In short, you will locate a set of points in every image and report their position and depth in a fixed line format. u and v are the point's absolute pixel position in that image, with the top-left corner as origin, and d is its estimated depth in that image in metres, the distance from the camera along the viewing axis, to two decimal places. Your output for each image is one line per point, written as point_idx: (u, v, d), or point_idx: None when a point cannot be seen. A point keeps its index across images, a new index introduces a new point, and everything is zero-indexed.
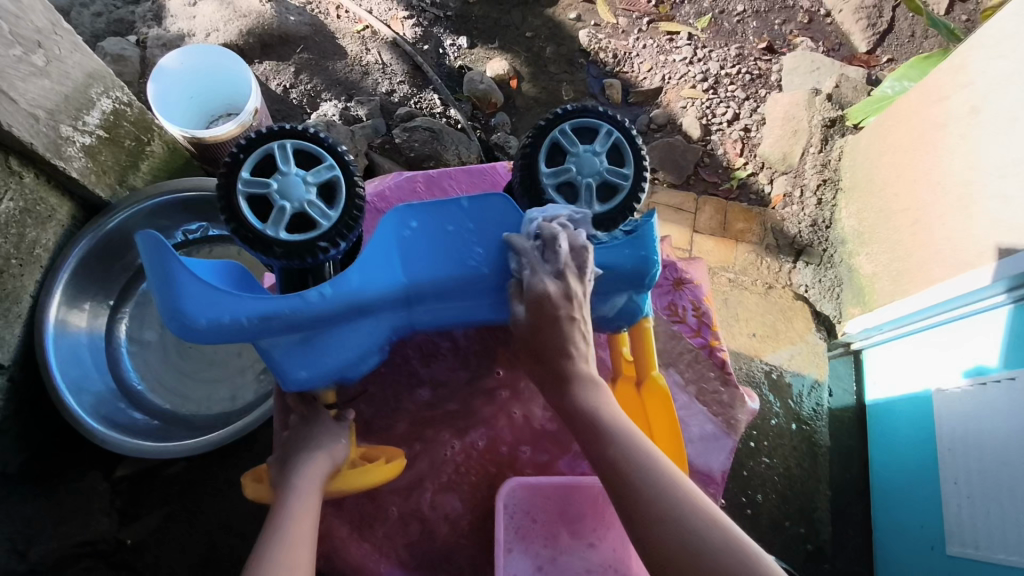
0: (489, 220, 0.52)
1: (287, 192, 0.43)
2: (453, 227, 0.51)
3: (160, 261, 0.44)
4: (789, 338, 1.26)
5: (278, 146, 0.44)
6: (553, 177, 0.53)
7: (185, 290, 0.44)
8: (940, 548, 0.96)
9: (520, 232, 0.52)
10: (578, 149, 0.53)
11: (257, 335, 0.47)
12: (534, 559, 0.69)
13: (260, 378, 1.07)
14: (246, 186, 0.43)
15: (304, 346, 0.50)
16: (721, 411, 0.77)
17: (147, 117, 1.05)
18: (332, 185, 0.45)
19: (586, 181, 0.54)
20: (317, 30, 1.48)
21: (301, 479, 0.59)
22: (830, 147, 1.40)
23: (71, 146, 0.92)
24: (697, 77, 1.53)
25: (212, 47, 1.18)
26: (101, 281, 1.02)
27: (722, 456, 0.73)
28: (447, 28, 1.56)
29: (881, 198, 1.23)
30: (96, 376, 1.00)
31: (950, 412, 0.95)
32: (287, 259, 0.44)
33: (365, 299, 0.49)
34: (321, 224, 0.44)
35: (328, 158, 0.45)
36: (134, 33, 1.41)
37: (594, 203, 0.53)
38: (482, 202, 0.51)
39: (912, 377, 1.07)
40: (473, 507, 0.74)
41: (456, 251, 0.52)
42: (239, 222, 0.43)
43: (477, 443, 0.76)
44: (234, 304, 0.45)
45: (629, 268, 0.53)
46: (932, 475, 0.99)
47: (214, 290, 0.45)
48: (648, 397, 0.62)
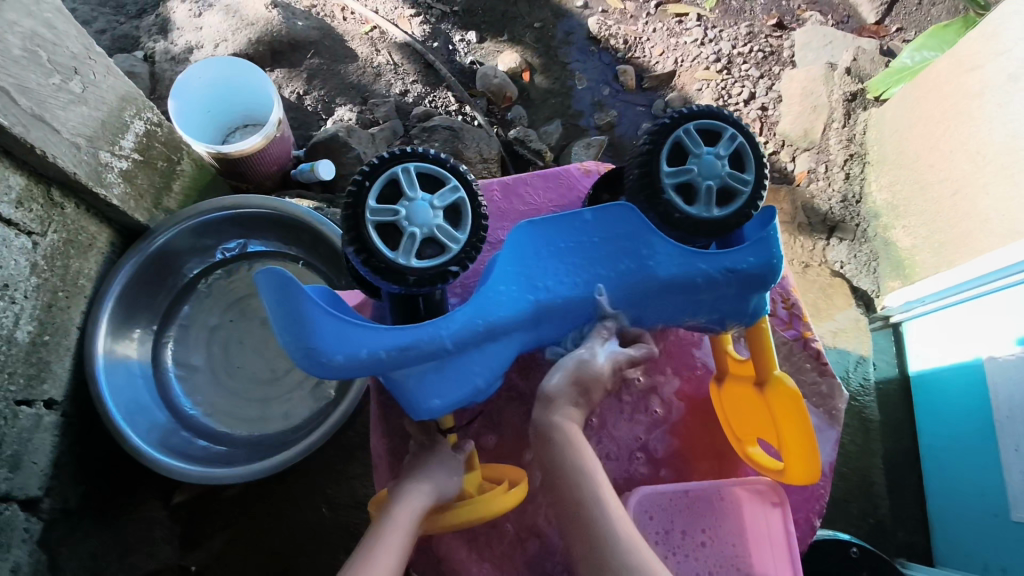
0: (613, 231, 0.51)
1: (415, 218, 0.43)
2: (576, 242, 0.52)
3: (290, 301, 0.46)
4: (831, 314, 1.28)
5: (401, 170, 0.44)
6: (673, 178, 0.48)
7: (317, 327, 0.47)
8: (1003, 516, 0.97)
9: (645, 243, 0.51)
10: (701, 148, 0.47)
11: (392, 368, 0.49)
12: None
13: (316, 393, 1.04)
14: (375, 216, 0.43)
15: (433, 375, 0.50)
16: (822, 402, 0.72)
17: (176, 136, 1.02)
18: (456, 207, 0.45)
19: (706, 184, 0.48)
20: (326, 33, 1.43)
21: (400, 511, 0.57)
22: (854, 122, 1.40)
23: (110, 173, 0.89)
24: (710, 58, 1.51)
25: (189, 71, 1.11)
26: (147, 306, 1.00)
27: (827, 448, 0.70)
28: (455, 24, 1.53)
29: (915, 171, 1.23)
30: (150, 404, 0.97)
31: (1006, 379, 0.97)
32: (419, 286, 0.44)
33: (496, 323, 0.50)
34: (451, 247, 0.44)
35: (451, 179, 0.45)
36: (141, 48, 1.36)
37: (713, 209, 0.48)
38: (607, 213, 0.51)
39: (959, 346, 1.08)
40: None
41: (581, 267, 0.52)
42: (371, 252, 0.43)
43: None
44: (367, 339, 0.48)
45: (755, 271, 0.51)
46: (991, 443, 1.00)
47: (348, 327, 0.47)
48: (774, 398, 0.58)
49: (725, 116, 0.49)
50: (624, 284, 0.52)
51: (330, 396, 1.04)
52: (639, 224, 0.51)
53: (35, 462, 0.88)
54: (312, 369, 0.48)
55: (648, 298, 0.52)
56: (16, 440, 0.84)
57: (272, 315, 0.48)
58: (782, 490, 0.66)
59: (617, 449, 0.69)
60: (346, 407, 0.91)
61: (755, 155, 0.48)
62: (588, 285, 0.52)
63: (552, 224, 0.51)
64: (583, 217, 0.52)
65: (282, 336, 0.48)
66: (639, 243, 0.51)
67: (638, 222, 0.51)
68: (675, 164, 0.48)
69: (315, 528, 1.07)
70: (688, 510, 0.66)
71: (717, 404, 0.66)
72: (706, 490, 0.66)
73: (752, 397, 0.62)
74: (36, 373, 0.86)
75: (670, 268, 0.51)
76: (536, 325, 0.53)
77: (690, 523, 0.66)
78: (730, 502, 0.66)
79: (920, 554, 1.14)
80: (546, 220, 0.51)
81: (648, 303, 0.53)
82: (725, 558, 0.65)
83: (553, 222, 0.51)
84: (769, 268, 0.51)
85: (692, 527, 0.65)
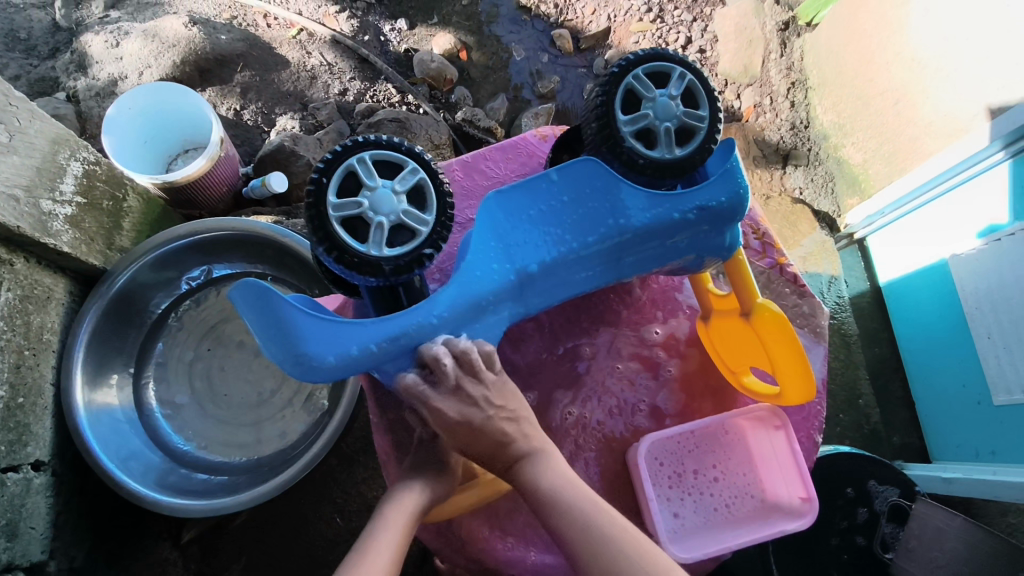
0: (582, 186, 0.51)
1: (380, 207, 0.42)
2: (548, 203, 0.51)
3: (271, 310, 0.46)
4: (798, 240, 1.31)
5: (357, 161, 0.43)
6: (632, 125, 0.48)
7: (303, 332, 0.46)
8: (988, 403, 1.02)
9: (613, 196, 0.51)
10: (654, 92, 0.48)
11: (387, 361, 0.49)
12: (670, 507, 0.67)
13: (308, 407, 1.03)
14: (339, 211, 0.42)
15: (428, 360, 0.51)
16: (806, 322, 0.74)
17: (117, 172, 0.98)
18: (420, 189, 0.44)
19: (664, 127, 0.48)
20: (252, 43, 1.38)
21: (392, 510, 0.56)
22: (791, 50, 1.43)
23: (55, 221, 0.86)
24: (642, 9, 1.51)
25: (111, 113, 1.06)
26: (119, 349, 0.97)
27: (818, 365, 0.71)
28: (382, 14, 1.49)
29: (854, 89, 1.25)
30: (140, 446, 0.95)
31: (970, 273, 1.03)
32: (396, 275, 0.43)
33: (481, 297, 0.50)
34: (421, 230, 0.43)
35: (410, 162, 0.44)
36: (61, 89, 1.30)
37: (674, 149, 0.48)
38: (573, 170, 0.51)
39: (923, 249, 1.13)
40: (600, 475, 0.69)
41: (556, 227, 0.51)
42: (341, 248, 0.42)
43: None
44: (355, 337, 0.47)
45: (723, 204, 0.51)
46: (964, 336, 1.06)
47: (335, 327, 0.47)
48: (759, 323, 0.60)
49: (672, 56, 0.49)
50: (601, 237, 0.52)
51: (323, 406, 1.03)
52: (607, 176, 0.51)
53: (33, 527, 0.85)
54: (304, 376, 0.48)
55: (626, 248, 0.53)
56: (10, 508, 0.81)
57: (252, 329, 0.47)
58: (782, 412, 0.66)
59: (618, 401, 0.70)
60: (341, 414, 0.90)
61: (706, 91, 0.49)
62: (565, 246, 0.52)
63: (519, 190, 0.51)
64: (549, 177, 0.51)
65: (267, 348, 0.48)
66: (609, 193, 0.51)
67: (605, 174, 0.51)
68: (631, 112, 0.49)
69: (330, 539, 1.07)
70: (696, 449, 0.68)
71: (708, 341, 0.68)
72: (710, 428, 0.67)
73: (740, 328, 0.64)
74: (18, 438, 0.83)
75: (644, 212, 0.51)
76: (521, 294, 0.53)
77: (699, 463, 0.68)
78: (736, 434, 0.68)
79: (916, 454, 1.19)
80: (512, 186, 0.51)
81: (626, 253, 0.53)
82: (738, 489, 0.68)
83: (521, 188, 0.51)
84: (737, 199, 0.51)
85: (703, 467, 0.68)
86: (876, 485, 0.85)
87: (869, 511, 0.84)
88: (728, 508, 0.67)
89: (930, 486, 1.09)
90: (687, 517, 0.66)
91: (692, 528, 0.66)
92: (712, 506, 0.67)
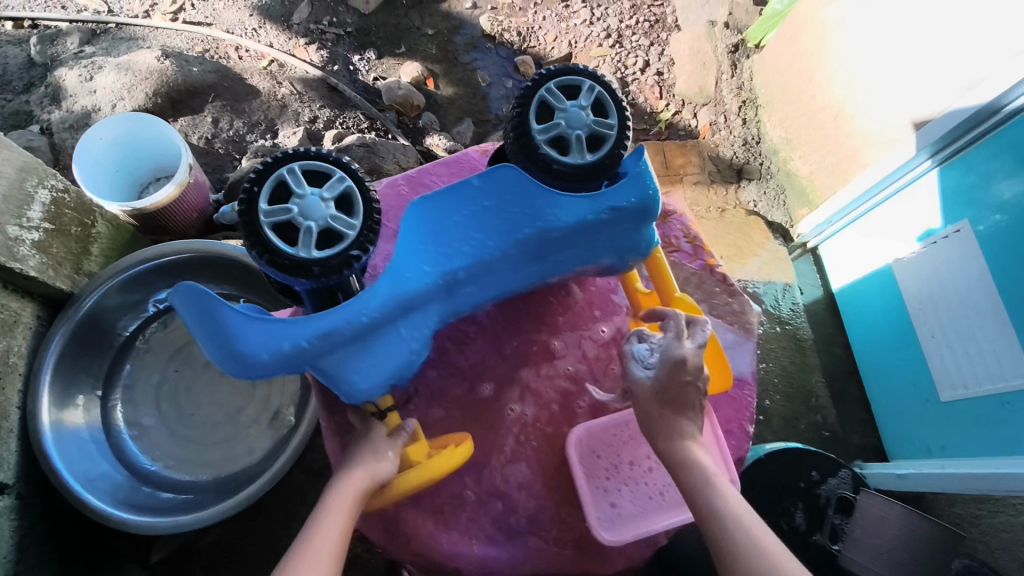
0: (502, 192, 0.55)
1: (310, 213, 0.46)
2: (472, 208, 0.55)
3: (210, 312, 0.50)
4: (752, 251, 1.33)
5: (288, 171, 0.47)
6: (545, 133, 0.52)
7: (239, 331, 0.50)
8: (935, 399, 1.07)
9: (533, 202, 0.55)
10: (565, 103, 0.52)
11: (320, 356, 0.52)
12: (607, 497, 0.72)
13: (274, 423, 1.05)
14: (270, 217, 0.45)
15: (361, 356, 0.54)
16: (737, 319, 0.78)
17: (86, 199, 1.01)
18: (347, 197, 0.48)
19: (576, 134, 0.52)
20: (223, 75, 1.42)
21: (334, 496, 0.60)
22: (740, 71, 1.51)
23: (22, 246, 0.89)
24: (601, 35, 1.60)
25: (82, 142, 1.09)
26: (86, 371, 0.99)
27: (747, 358, 0.76)
28: (351, 45, 1.55)
29: (798, 106, 1.32)
30: (107, 467, 0.96)
31: (912, 277, 1.07)
32: (325, 276, 0.47)
33: (409, 296, 0.54)
34: (349, 234, 0.47)
35: (337, 171, 0.48)
36: (35, 122, 1.32)
37: (585, 154, 0.53)
38: (493, 176, 0.55)
39: (868, 255, 1.18)
40: (542, 468, 0.73)
41: (480, 231, 0.56)
42: (272, 252, 0.45)
43: (527, 413, 0.75)
44: (286, 334, 0.50)
45: (635, 204, 0.56)
46: (911, 337, 1.10)
47: (269, 326, 0.50)
48: (674, 315, 0.69)
49: (581, 70, 0.54)
50: (522, 238, 0.56)
51: (290, 422, 1.05)
52: (526, 183, 0.55)
53: None
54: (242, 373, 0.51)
55: (544, 249, 0.57)
56: None
57: (193, 330, 0.51)
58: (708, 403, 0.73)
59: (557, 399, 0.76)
60: (305, 427, 0.93)
61: (614, 102, 0.53)
62: (488, 249, 0.56)
63: (444, 196, 0.55)
64: (472, 183, 0.55)
65: (209, 346, 0.52)
66: (528, 198, 0.55)
67: (523, 180, 0.55)
68: (545, 122, 0.53)
69: None
70: (630, 441, 0.74)
71: (640, 335, 0.75)
72: None
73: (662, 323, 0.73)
74: None
75: (563, 215, 0.56)
76: (448, 292, 0.57)
77: (634, 454, 0.73)
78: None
79: (874, 453, 1.22)
80: (438, 193, 0.55)
81: (545, 254, 0.58)
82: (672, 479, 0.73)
83: (446, 194, 0.55)
84: (649, 200, 0.56)
85: (637, 458, 0.73)
86: (835, 478, 0.88)
87: (817, 504, 0.87)
88: (664, 495, 0.72)
89: (886, 484, 1.12)
90: (625, 504, 0.72)
91: (627, 516, 0.71)
92: (649, 494, 0.72)
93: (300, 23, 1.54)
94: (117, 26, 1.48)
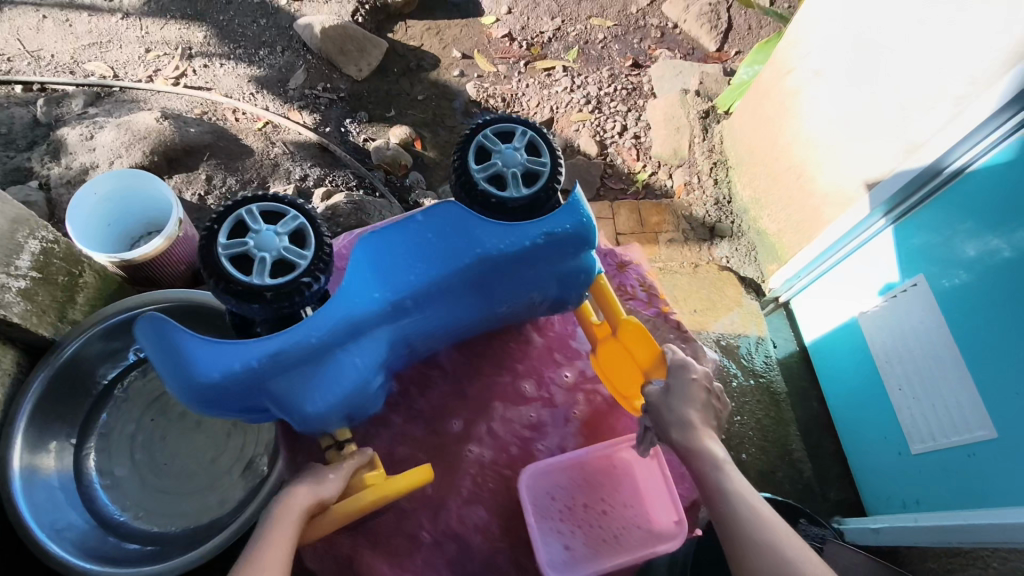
0: (440, 227, 0.67)
1: (263, 245, 0.55)
2: (416, 241, 0.66)
3: (170, 338, 0.59)
4: (726, 306, 1.36)
5: (245, 212, 0.57)
6: (483, 171, 0.65)
7: (195, 354, 0.59)
8: (906, 452, 1.08)
9: (472, 232, 0.67)
10: (501, 147, 0.66)
11: (270, 374, 0.61)
12: (563, 539, 0.79)
13: (247, 474, 1.04)
14: (228, 250, 0.55)
15: (311, 375, 0.64)
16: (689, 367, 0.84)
17: (75, 250, 1.05)
18: (299, 232, 0.58)
19: (512, 171, 0.65)
20: (219, 135, 1.49)
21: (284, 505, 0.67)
22: (711, 135, 1.59)
23: (7, 293, 0.92)
24: (581, 102, 1.70)
25: (77, 197, 1.14)
26: (62, 416, 1.00)
27: None
28: (344, 109, 1.63)
29: (764, 168, 1.39)
30: (76, 516, 0.96)
31: (877, 330, 1.10)
32: (278, 299, 0.55)
33: (357, 319, 0.64)
34: (299, 263, 0.56)
35: (291, 211, 0.58)
36: (34, 177, 1.37)
37: (521, 188, 0.66)
38: (434, 214, 0.67)
39: (836, 309, 1.22)
40: (496, 512, 0.84)
41: (423, 261, 0.66)
42: (229, 280, 0.54)
43: (483, 456, 0.86)
44: (237, 355, 0.59)
45: (569, 230, 0.69)
46: (879, 389, 1.13)
47: (222, 348, 0.59)
48: (626, 335, 0.79)
49: (516, 119, 0.68)
50: (460, 266, 0.67)
51: (263, 472, 1.05)
52: (463, 218, 0.67)
53: None
54: (196, 393, 0.60)
55: (480, 276, 0.69)
56: None
57: (155, 356, 0.60)
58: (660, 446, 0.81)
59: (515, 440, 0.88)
60: (273, 477, 0.92)
61: (545, 145, 0.67)
62: (429, 277, 0.67)
63: (391, 232, 0.66)
64: (415, 220, 0.66)
65: (168, 370, 0.61)
66: (464, 230, 0.67)
67: (460, 214, 0.67)
68: (485, 164, 0.66)
69: None
70: (586, 486, 0.81)
71: (604, 371, 0.85)
72: (600, 465, 0.81)
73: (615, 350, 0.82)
74: None
75: (496, 244, 0.67)
76: (393, 317, 0.68)
77: (590, 497, 0.81)
78: (623, 468, 0.82)
79: (852, 509, 1.21)
80: (384, 230, 0.66)
81: (479, 282, 0.70)
82: (625, 522, 0.80)
83: (392, 230, 0.66)
84: (581, 225, 0.69)
85: (593, 502, 0.81)
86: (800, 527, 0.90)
87: None
88: (618, 537, 0.79)
89: (863, 539, 1.11)
90: (577, 547, 0.78)
91: (582, 557, 0.77)
92: (603, 536, 0.79)
93: (296, 88, 1.64)
94: (120, 89, 1.56)
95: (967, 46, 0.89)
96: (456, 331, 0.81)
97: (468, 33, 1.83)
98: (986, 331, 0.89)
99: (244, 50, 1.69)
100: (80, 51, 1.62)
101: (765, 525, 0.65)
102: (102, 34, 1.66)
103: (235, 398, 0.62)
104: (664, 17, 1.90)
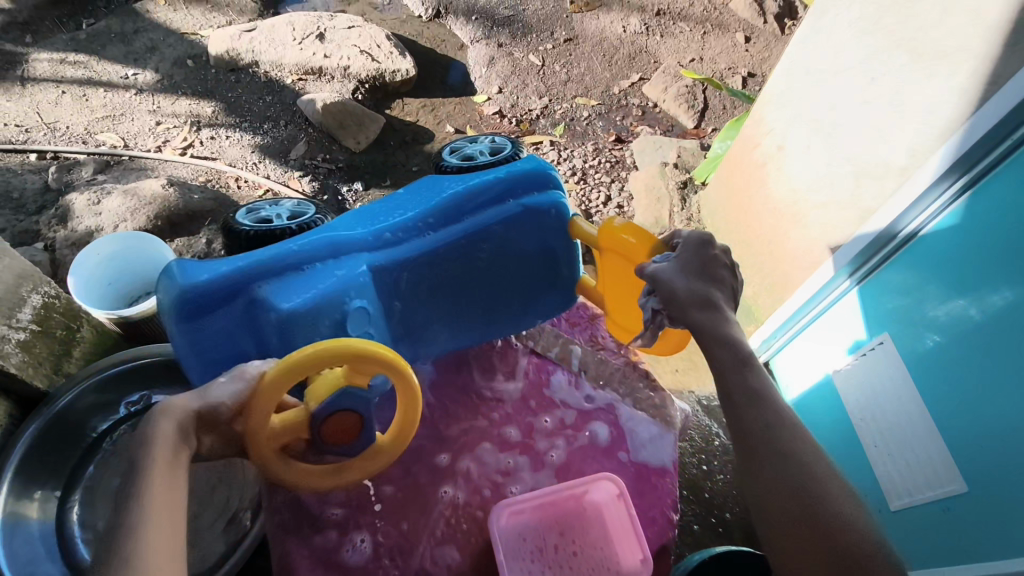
0: (414, 193, 0.93)
1: (276, 211, 1.00)
2: (396, 202, 0.91)
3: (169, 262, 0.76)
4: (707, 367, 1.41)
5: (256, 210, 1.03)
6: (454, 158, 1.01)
7: (187, 265, 0.74)
8: (885, 509, 1.08)
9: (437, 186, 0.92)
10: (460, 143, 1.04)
11: (250, 275, 0.75)
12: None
13: (229, 528, 1.01)
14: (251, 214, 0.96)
15: (290, 281, 0.77)
16: None
17: (74, 305, 1.09)
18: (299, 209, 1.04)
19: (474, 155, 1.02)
20: (221, 201, 1.57)
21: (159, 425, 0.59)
22: (690, 204, 1.68)
23: (6, 343, 0.96)
24: (567, 173, 1.79)
25: (81, 256, 1.19)
26: (52, 466, 1.00)
27: (669, 450, 1.01)
28: (341, 178, 1.72)
29: (738, 237, 1.46)
30: (52, 569, 0.94)
31: (849, 387, 1.15)
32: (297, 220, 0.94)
33: (340, 241, 0.81)
34: (306, 207, 1.02)
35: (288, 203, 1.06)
36: (40, 239, 1.42)
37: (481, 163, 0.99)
38: (412, 188, 0.94)
39: (811, 368, 1.26)
40: (469, 555, 0.89)
41: (400, 208, 0.89)
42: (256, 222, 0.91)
43: (457, 497, 0.92)
44: (222, 263, 0.74)
45: (524, 167, 0.94)
46: (856, 448, 1.14)
47: (209, 262, 0.75)
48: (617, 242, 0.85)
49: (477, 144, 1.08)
50: (428, 203, 0.89)
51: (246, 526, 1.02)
52: (431, 184, 0.93)
53: None
54: (178, 293, 0.71)
55: (447, 210, 0.88)
56: None
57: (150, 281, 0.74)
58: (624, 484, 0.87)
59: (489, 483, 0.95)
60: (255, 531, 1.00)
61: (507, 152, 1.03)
62: (404, 214, 0.87)
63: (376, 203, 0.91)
64: (395, 194, 0.93)
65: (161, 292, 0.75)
66: (432, 187, 0.92)
67: (429, 183, 0.94)
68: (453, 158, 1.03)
69: None
70: (554, 527, 0.87)
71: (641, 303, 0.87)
72: (568, 506, 0.88)
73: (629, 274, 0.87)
74: None
75: (458, 184, 0.91)
76: (373, 247, 0.84)
77: (558, 537, 0.87)
78: (593, 510, 0.88)
79: None
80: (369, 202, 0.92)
81: (447, 216, 0.88)
82: (591, 564, 0.85)
83: (376, 203, 0.92)
84: (539, 164, 0.94)
85: (561, 542, 0.86)
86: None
87: None
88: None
89: None
90: None
91: None
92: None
93: (296, 158, 1.73)
94: (130, 158, 1.65)
95: (907, 123, 0.98)
96: (452, 308, 0.93)
97: (462, 110, 1.95)
98: (950, 385, 0.93)
99: (250, 123, 1.80)
100: (94, 123, 1.73)
101: (783, 426, 0.69)
102: (116, 108, 1.77)
103: (216, 310, 0.73)
104: (645, 98, 2.04)
